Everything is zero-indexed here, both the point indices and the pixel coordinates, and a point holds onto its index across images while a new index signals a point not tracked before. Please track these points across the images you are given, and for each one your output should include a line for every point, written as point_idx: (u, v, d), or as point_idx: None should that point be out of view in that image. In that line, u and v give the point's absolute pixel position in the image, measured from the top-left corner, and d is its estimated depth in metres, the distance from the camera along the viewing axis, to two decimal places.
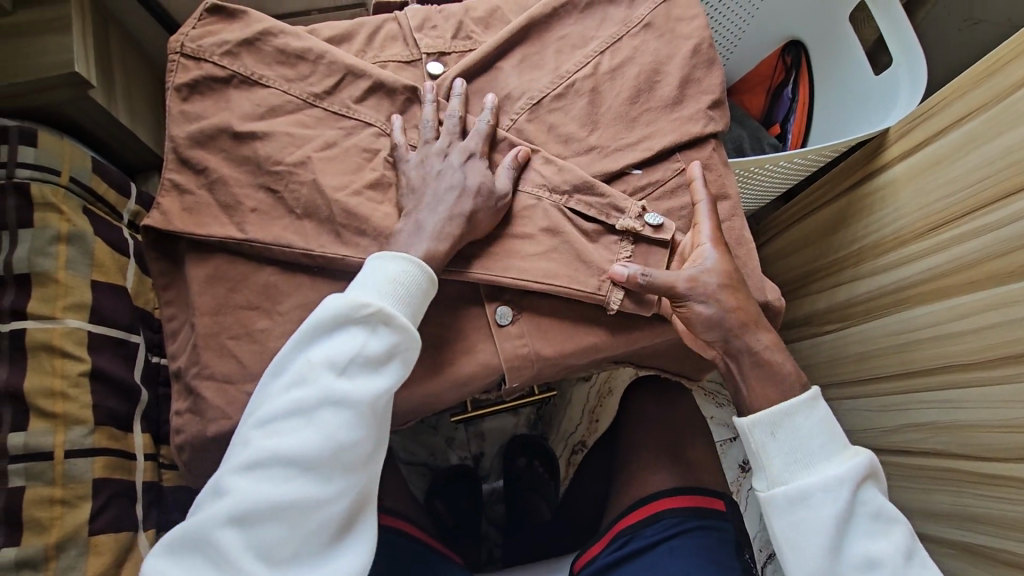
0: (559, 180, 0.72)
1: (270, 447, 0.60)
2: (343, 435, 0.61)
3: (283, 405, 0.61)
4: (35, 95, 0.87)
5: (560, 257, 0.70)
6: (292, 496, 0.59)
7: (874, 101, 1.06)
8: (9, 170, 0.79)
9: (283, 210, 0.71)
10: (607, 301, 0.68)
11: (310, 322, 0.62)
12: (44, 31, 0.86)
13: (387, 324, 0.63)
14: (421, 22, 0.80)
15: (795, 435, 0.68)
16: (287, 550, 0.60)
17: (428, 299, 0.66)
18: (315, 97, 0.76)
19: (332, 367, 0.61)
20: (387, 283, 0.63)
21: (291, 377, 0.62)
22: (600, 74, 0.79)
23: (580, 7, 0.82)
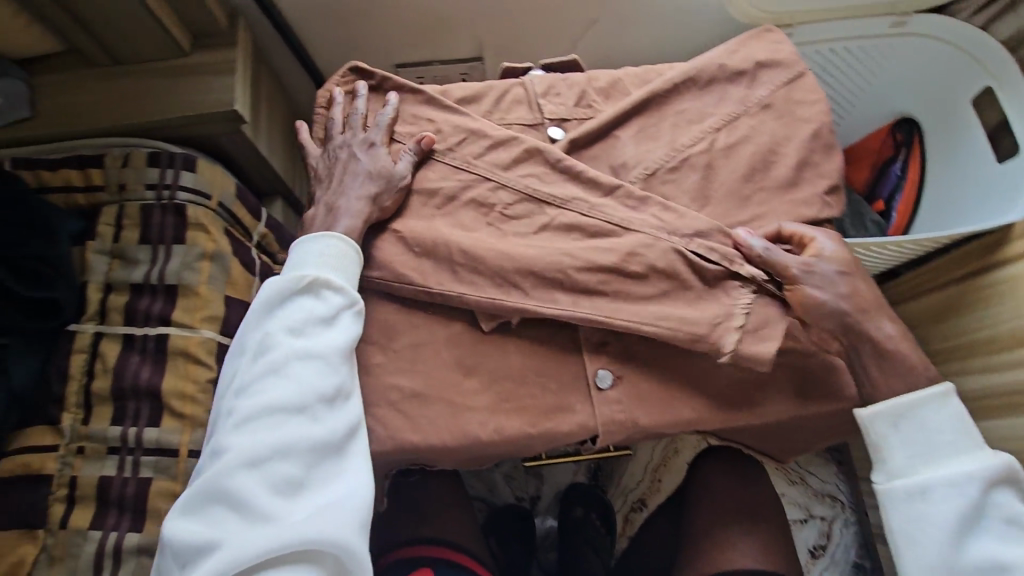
0: (679, 226, 0.75)
1: (252, 402, 0.65)
2: (319, 379, 0.67)
3: (256, 370, 0.67)
4: (199, 127, 0.99)
5: (673, 301, 0.71)
6: (287, 438, 0.64)
7: (998, 189, 1.00)
8: (172, 192, 0.91)
9: (403, 248, 0.76)
10: (717, 344, 0.69)
11: (262, 298, 0.70)
12: (212, 72, 0.98)
13: (329, 287, 0.70)
14: (547, 88, 0.86)
15: (924, 431, 0.69)
16: (296, 485, 0.63)
17: (357, 263, 0.74)
18: (437, 153, 0.81)
19: (292, 331, 0.68)
20: (318, 256, 0.72)
21: (257, 345, 0.68)
22: (715, 151, 0.81)
23: (700, 84, 0.84)
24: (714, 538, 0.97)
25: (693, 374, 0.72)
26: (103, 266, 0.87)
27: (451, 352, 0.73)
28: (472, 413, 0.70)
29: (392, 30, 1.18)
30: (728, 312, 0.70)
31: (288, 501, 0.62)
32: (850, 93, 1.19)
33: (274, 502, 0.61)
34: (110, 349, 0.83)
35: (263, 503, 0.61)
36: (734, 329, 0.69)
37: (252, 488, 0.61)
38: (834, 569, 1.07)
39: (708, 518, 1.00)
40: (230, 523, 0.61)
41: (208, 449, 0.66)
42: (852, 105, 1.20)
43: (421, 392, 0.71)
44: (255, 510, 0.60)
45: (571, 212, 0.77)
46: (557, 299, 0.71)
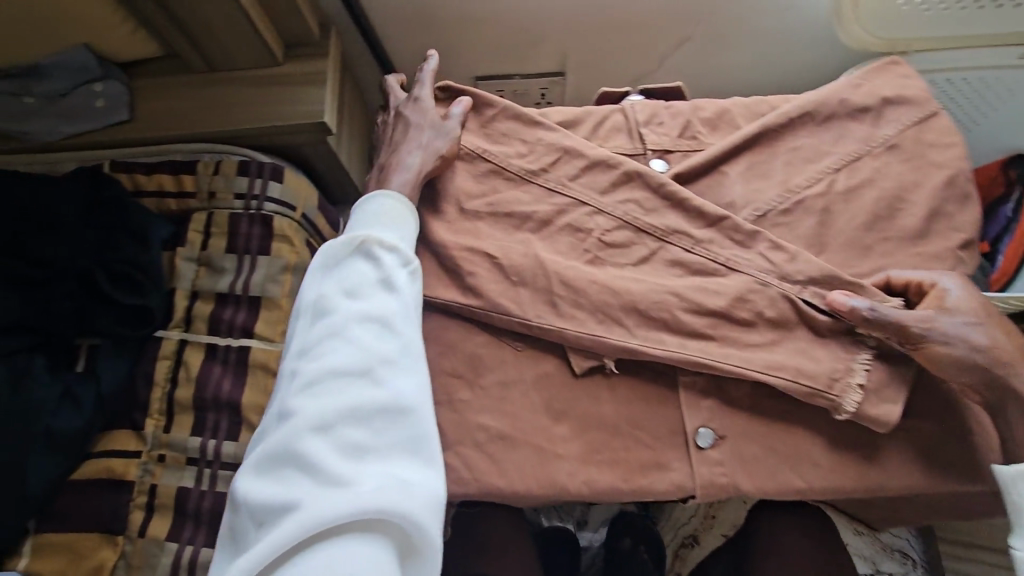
0: (791, 270, 0.69)
1: (316, 363, 0.63)
2: (380, 338, 0.65)
3: (315, 332, 0.66)
4: (286, 137, 0.99)
5: (786, 351, 0.67)
6: (348, 396, 0.61)
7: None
8: (260, 202, 0.90)
9: (499, 275, 0.72)
10: (838, 403, 0.64)
11: (323, 270, 0.70)
12: (302, 83, 0.97)
13: (385, 248, 0.70)
14: (649, 116, 0.81)
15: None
16: (360, 445, 0.60)
17: (410, 230, 0.74)
18: (531, 174, 0.78)
19: (349, 292, 0.67)
20: (373, 224, 0.72)
21: (317, 310, 0.67)
22: (834, 194, 0.74)
23: (818, 118, 0.78)
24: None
25: (803, 438, 0.67)
26: (190, 272, 0.88)
27: (540, 394, 0.70)
28: (561, 461, 0.67)
29: (477, 43, 1.15)
30: (848, 367, 0.65)
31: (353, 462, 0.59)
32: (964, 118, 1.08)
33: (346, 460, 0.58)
34: (194, 358, 0.83)
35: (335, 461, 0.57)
36: (856, 387, 0.64)
37: (317, 445, 0.58)
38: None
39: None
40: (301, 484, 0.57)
41: (271, 415, 0.64)
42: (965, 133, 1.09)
43: (509, 435, 0.69)
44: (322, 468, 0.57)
45: (672, 245, 0.73)
46: (664, 340, 0.68)
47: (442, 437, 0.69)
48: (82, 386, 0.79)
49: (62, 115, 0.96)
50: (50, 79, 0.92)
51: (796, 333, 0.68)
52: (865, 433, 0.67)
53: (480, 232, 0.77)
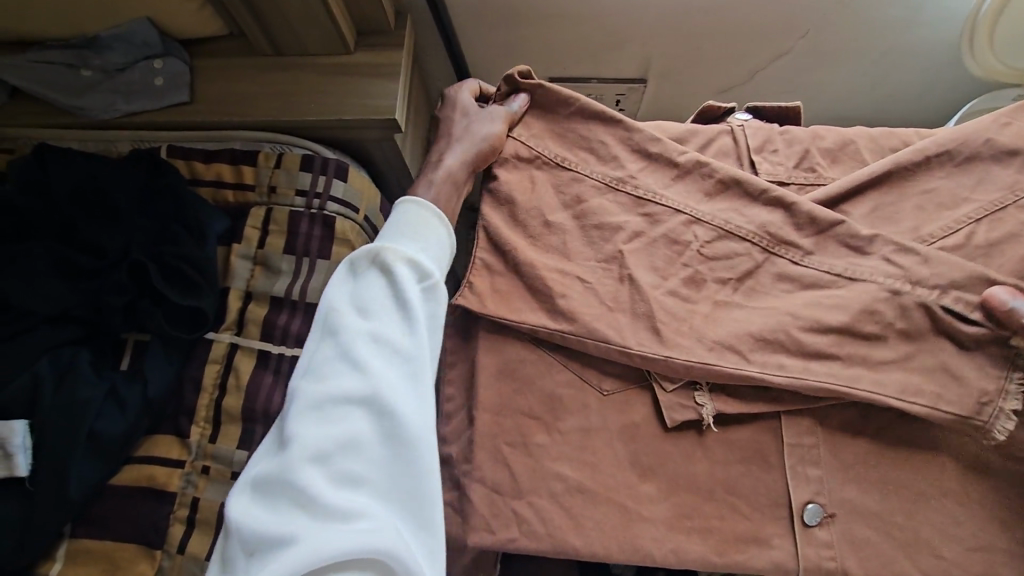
0: (927, 273, 0.62)
1: (321, 382, 0.56)
2: (393, 358, 0.57)
3: (324, 352, 0.58)
4: (352, 131, 0.93)
5: (919, 372, 0.60)
6: (352, 427, 0.54)
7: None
8: (322, 202, 0.85)
9: (589, 311, 0.65)
10: (987, 428, 0.57)
11: (340, 278, 0.64)
12: (375, 75, 0.91)
13: (407, 263, 0.62)
14: (761, 142, 0.74)
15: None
16: (362, 485, 0.52)
17: (441, 243, 0.67)
18: (617, 181, 0.72)
19: (363, 310, 0.60)
20: (398, 233, 0.65)
21: (327, 322, 0.60)
22: (972, 247, 0.66)
23: (956, 159, 0.69)
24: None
25: (927, 525, 0.58)
26: (246, 271, 0.83)
27: (627, 445, 0.63)
28: (647, 525, 0.60)
29: (558, 43, 1.07)
30: (1000, 389, 0.58)
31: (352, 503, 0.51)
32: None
33: (343, 495, 0.51)
34: (244, 365, 0.78)
35: (331, 495, 0.50)
36: (1010, 413, 0.57)
37: (315, 482, 0.51)
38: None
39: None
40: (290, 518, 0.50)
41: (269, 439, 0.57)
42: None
43: (589, 488, 0.61)
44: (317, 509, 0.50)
45: (783, 253, 0.67)
46: (784, 365, 0.61)
47: (515, 484, 0.62)
48: (129, 388, 0.74)
49: (120, 91, 0.91)
50: (110, 52, 0.87)
51: (924, 352, 0.61)
52: (1001, 526, 0.58)
53: (567, 257, 0.70)
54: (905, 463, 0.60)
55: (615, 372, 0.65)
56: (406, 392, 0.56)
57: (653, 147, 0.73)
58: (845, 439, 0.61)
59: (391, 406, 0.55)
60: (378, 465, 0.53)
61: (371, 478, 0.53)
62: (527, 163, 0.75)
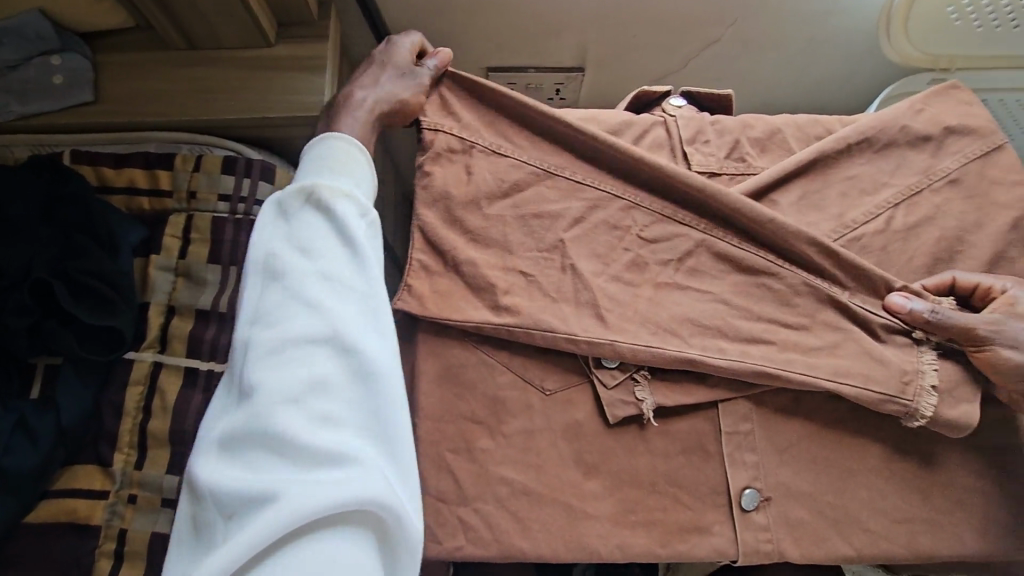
0: (844, 270, 0.65)
1: (271, 328, 0.53)
2: (346, 294, 0.56)
3: (269, 297, 0.56)
4: (279, 129, 0.88)
5: (850, 355, 0.63)
6: (315, 366, 0.51)
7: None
8: (248, 206, 0.81)
9: (528, 312, 0.64)
10: (913, 407, 0.60)
11: (275, 225, 0.60)
12: (300, 69, 0.86)
13: (343, 196, 0.61)
14: (693, 133, 0.74)
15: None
16: (335, 421, 0.50)
17: (368, 175, 0.66)
18: (556, 167, 0.72)
19: (305, 249, 0.58)
20: (333, 174, 0.63)
21: (269, 270, 0.57)
22: (892, 231, 0.69)
23: (876, 146, 0.72)
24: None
25: (855, 501, 0.61)
26: (167, 284, 0.78)
27: (571, 445, 0.63)
28: (592, 522, 0.60)
29: (493, 31, 1.04)
30: (916, 368, 0.61)
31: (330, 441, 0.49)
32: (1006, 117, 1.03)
33: (319, 436, 0.49)
34: (169, 385, 0.74)
35: (304, 435, 0.48)
36: (929, 389, 0.60)
37: (289, 425, 0.48)
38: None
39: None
40: (265, 468, 0.48)
41: (228, 399, 0.54)
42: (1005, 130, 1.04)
43: (535, 490, 0.61)
44: (295, 450, 0.48)
45: (717, 239, 0.68)
46: (723, 349, 0.63)
47: (460, 491, 0.61)
48: (39, 418, 0.69)
49: (13, 90, 0.82)
50: None
51: (853, 334, 0.64)
52: (921, 497, 0.62)
53: (503, 256, 0.69)
54: (836, 443, 0.62)
55: (557, 371, 0.65)
56: (365, 326, 0.55)
57: (590, 141, 0.71)
58: (778, 424, 0.63)
59: (351, 341, 0.53)
60: (349, 401, 0.51)
61: (345, 415, 0.51)
62: (461, 160, 0.72)
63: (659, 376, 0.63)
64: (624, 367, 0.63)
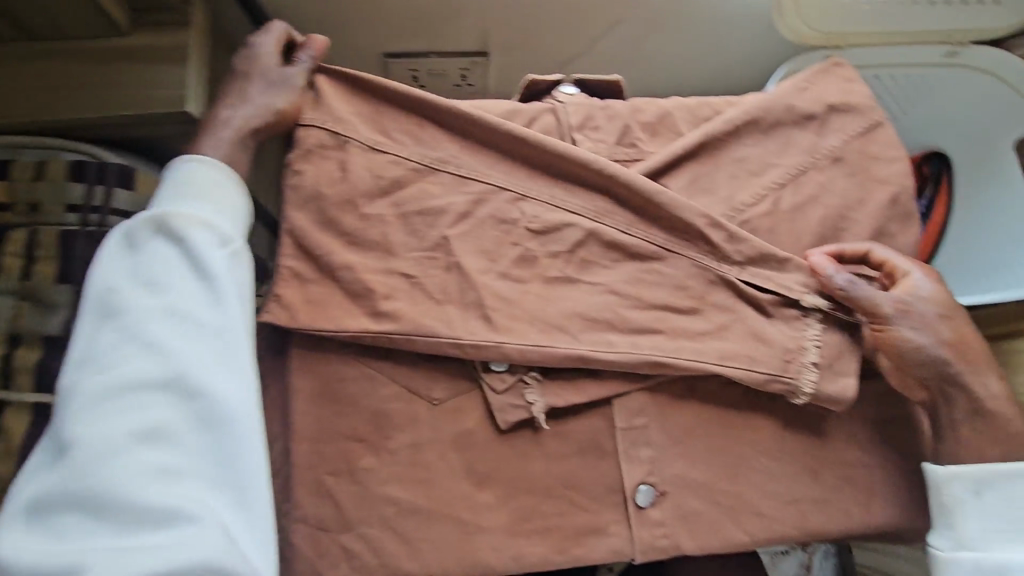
0: (733, 250, 0.64)
1: (103, 374, 0.48)
2: (196, 335, 0.51)
3: (104, 335, 0.49)
4: (142, 128, 0.80)
5: (735, 337, 0.62)
6: (155, 417, 0.48)
7: (1013, 257, 0.99)
8: (103, 216, 0.72)
9: (409, 318, 0.60)
10: (795, 385, 0.60)
11: (115, 248, 0.53)
12: (158, 60, 0.78)
13: (199, 224, 0.54)
14: (583, 119, 0.71)
15: (1012, 505, 0.60)
16: (173, 476, 0.47)
17: (239, 195, 0.58)
18: (438, 161, 0.66)
19: (149, 284, 0.51)
20: (187, 189, 0.55)
21: (103, 303, 0.51)
22: (779, 212, 0.68)
23: (762, 126, 0.71)
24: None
25: (749, 487, 0.61)
26: (9, 309, 0.68)
27: (460, 455, 0.59)
28: (484, 535, 0.57)
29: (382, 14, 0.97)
30: (800, 345, 0.61)
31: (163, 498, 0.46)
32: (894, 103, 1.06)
33: (152, 495, 0.46)
34: (14, 423, 0.65)
35: (131, 498, 0.45)
36: (811, 366, 0.61)
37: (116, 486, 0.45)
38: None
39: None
40: (86, 536, 0.45)
41: (46, 446, 0.48)
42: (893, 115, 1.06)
43: (423, 507, 0.58)
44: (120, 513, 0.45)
45: (608, 227, 0.65)
46: (614, 343, 0.61)
47: (342, 515, 0.57)
48: None
49: None
50: None
51: (742, 315, 0.63)
52: (812, 477, 0.62)
53: (383, 258, 0.64)
54: (730, 431, 0.61)
55: (443, 379, 0.61)
56: (218, 372, 0.50)
57: (475, 129, 0.67)
58: (672, 415, 0.61)
59: (200, 388, 0.49)
60: (191, 454, 0.48)
61: (186, 469, 0.48)
62: (333, 155, 0.66)
63: (550, 376, 0.60)
64: (513, 370, 0.60)
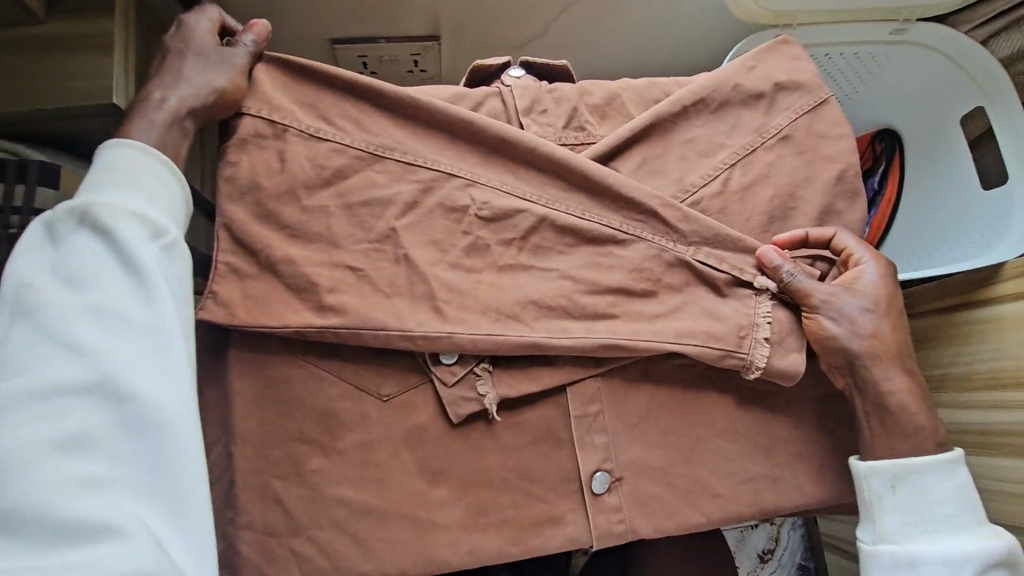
0: (686, 230, 0.63)
1: (13, 381, 0.43)
2: (127, 333, 0.46)
3: (15, 336, 0.44)
4: (66, 122, 0.75)
5: (690, 316, 0.61)
6: (75, 422, 0.43)
7: (962, 229, 1.02)
8: (24, 217, 0.67)
9: (354, 313, 0.58)
10: (749, 360, 0.60)
11: (28, 243, 0.48)
12: (80, 49, 0.73)
13: (129, 213, 0.50)
14: (530, 102, 0.69)
15: (925, 499, 0.59)
16: (95, 485, 0.42)
17: (173, 188, 0.55)
18: (383, 149, 0.64)
19: (71, 277, 0.47)
20: (117, 180, 0.51)
21: (14, 302, 0.45)
22: (729, 192, 0.68)
23: (711, 106, 0.70)
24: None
25: (704, 468, 0.61)
26: None
27: (412, 452, 0.58)
28: (439, 531, 0.56)
29: None
30: (752, 321, 0.61)
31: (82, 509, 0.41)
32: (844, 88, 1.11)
33: (72, 505, 0.41)
34: None
35: (45, 510, 0.40)
36: (763, 341, 0.61)
37: (26, 499, 0.40)
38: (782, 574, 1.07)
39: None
40: None
41: None
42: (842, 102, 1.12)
43: (375, 507, 0.56)
44: (31, 529, 0.40)
45: (560, 211, 0.63)
46: (568, 329, 0.60)
47: (291, 520, 0.56)
48: None
49: None
50: None
51: (695, 295, 0.63)
52: (766, 454, 0.62)
53: (326, 252, 0.61)
54: (685, 413, 0.61)
55: (393, 374, 0.59)
56: (151, 372, 0.47)
57: (421, 114, 0.65)
58: (628, 400, 0.61)
59: (129, 391, 0.45)
60: (117, 462, 0.44)
61: (111, 477, 0.43)
62: (270, 146, 0.63)
63: (503, 366, 0.59)
64: (464, 361, 0.59)
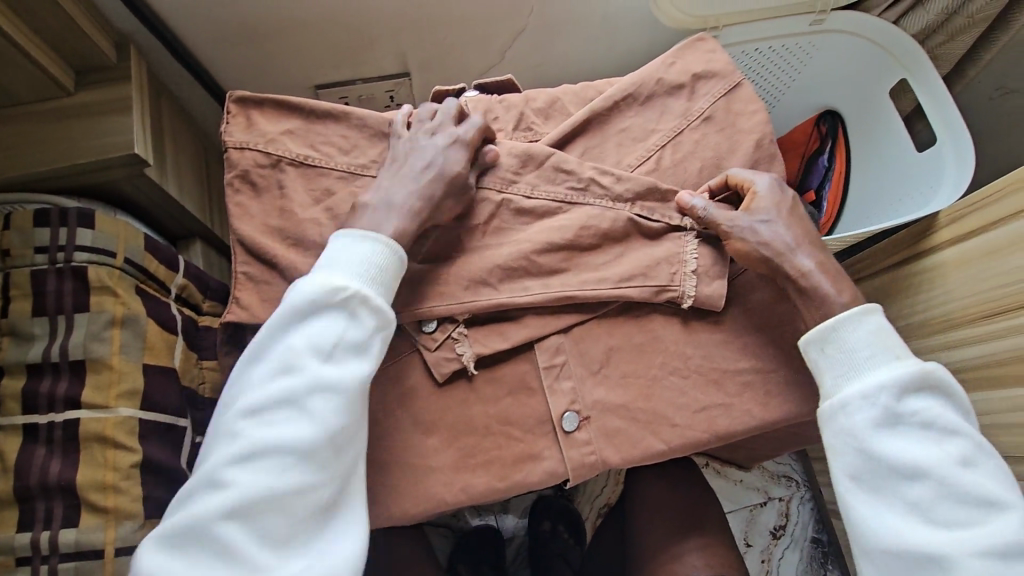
0: (621, 189, 0.73)
1: (257, 444, 0.57)
2: (333, 426, 0.59)
3: (265, 398, 0.59)
4: (95, 174, 0.87)
5: (632, 258, 0.72)
6: (284, 489, 0.57)
7: (900, 192, 1.11)
8: (68, 253, 0.79)
9: None
10: (681, 291, 0.70)
11: (291, 311, 0.60)
12: (104, 112, 0.86)
13: (362, 306, 0.61)
14: (483, 112, 0.82)
15: (845, 351, 0.64)
16: (287, 534, 0.57)
17: (391, 264, 0.64)
18: (362, 168, 0.76)
19: (314, 354, 0.60)
20: (354, 265, 0.62)
21: (276, 365, 0.60)
22: (662, 169, 0.79)
23: (640, 99, 0.82)
24: (672, 548, 0.85)
25: (661, 402, 0.69)
26: None
27: (406, 410, 0.68)
28: (434, 474, 0.66)
29: (305, 50, 1.05)
30: (680, 259, 0.72)
31: (270, 551, 0.57)
32: (773, 89, 1.21)
33: (257, 550, 0.56)
34: (10, 444, 0.73)
35: (250, 553, 0.55)
36: (691, 274, 0.71)
37: (241, 539, 0.55)
38: (795, 548, 1.16)
39: (668, 528, 0.87)
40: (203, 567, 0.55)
41: (198, 471, 0.59)
42: (772, 110, 1.24)
43: (377, 459, 0.67)
44: (242, 561, 0.55)
45: (514, 199, 0.74)
46: (529, 286, 0.70)
47: None
48: None
49: None
50: None
51: (634, 243, 0.73)
52: (715, 386, 0.70)
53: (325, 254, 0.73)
54: (637, 356, 0.71)
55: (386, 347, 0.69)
56: (338, 462, 0.59)
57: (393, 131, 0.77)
58: (588, 350, 0.71)
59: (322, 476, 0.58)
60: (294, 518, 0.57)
61: (290, 534, 0.57)
62: (270, 171, 0.76)
63: (476, 330, 0.69)
64: (443, 328, 0.69)
